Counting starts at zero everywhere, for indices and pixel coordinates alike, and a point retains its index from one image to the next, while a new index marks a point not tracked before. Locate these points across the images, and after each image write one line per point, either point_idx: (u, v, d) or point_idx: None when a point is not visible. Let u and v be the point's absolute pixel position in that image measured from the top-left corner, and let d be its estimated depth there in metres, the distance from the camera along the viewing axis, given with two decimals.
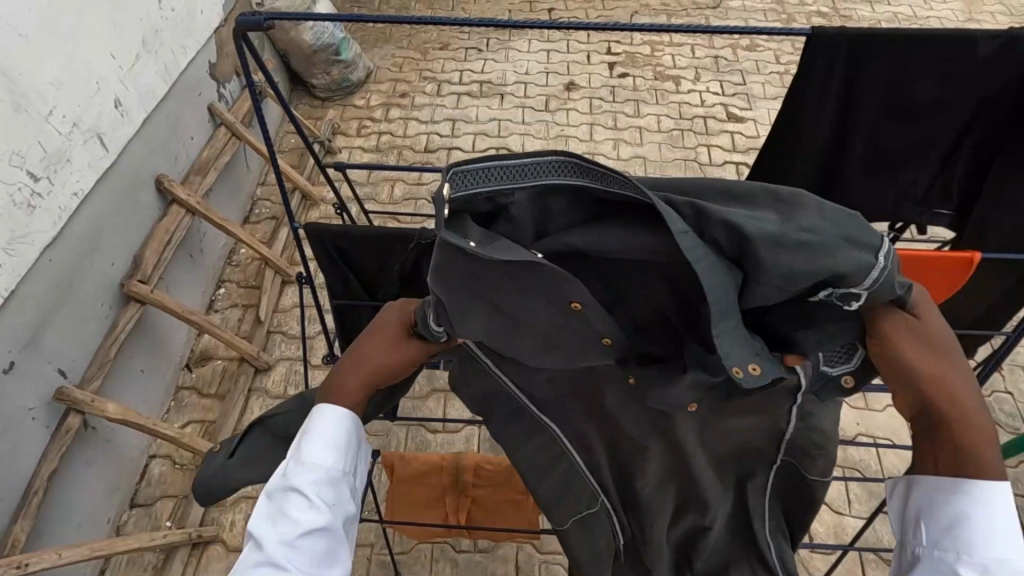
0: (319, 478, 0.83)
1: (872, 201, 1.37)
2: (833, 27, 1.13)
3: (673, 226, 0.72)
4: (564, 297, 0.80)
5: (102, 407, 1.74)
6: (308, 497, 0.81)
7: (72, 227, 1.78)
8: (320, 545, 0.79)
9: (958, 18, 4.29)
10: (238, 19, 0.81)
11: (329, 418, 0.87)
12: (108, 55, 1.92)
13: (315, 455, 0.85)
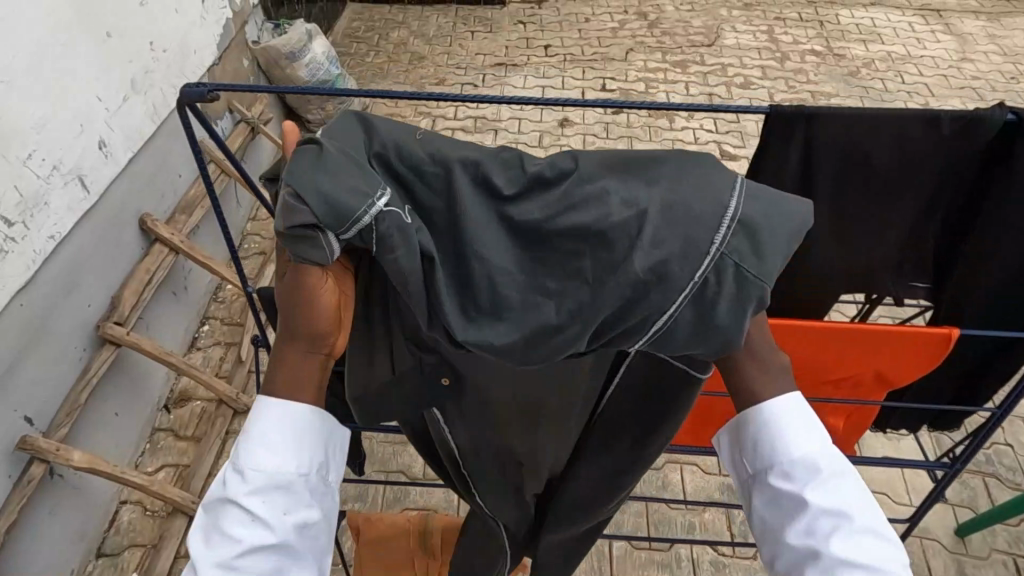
0: (268, 486, 0.78)
1: (840, 272, 1.32)
2: (786, 107, 1.11)
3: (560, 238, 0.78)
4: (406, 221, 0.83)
5: (68, 457, 1.69)
6: (248, 510, 0.77)
7: (47, 270, 1.76)
8: (268, 560, 0.76)
9: (951, 58, 4.31)
10: (182, 91, 0.79)
11: (273, 416, 0.82)
12: (94, 97, 1.93)
13: (254, 463, 0.79)
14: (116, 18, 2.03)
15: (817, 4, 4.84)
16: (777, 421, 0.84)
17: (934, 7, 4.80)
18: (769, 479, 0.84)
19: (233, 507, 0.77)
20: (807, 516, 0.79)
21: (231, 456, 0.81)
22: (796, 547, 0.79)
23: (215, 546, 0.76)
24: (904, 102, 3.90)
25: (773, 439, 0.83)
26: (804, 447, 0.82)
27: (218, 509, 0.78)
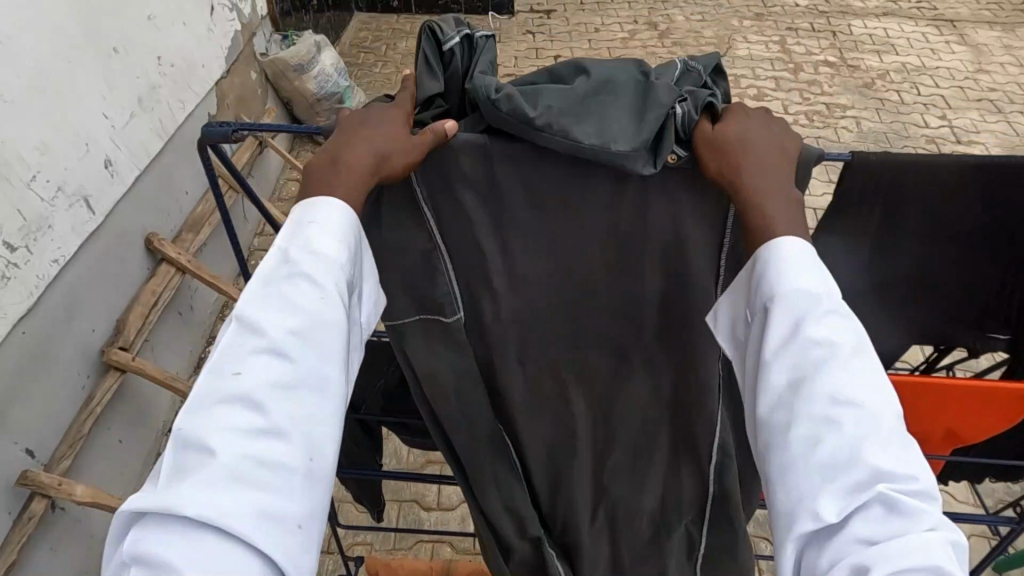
0: (340, 264, 0.74)
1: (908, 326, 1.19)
2: (872, 157, 0.92)
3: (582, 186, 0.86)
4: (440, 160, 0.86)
5: (70, 491, 1.62)
6: (315, 285, 0.71)
7: (50, 295, 1.69)
8: (333, 344, 0.71)
9: (967, 69, 4.25)
10: (203, 132, 0.82)
11: (335, 209, 0.76)
12: (99, 114, 1.87)
13: (321, 239, 0.74)
14: (122, 34, 1.97)
15: (829, 14, 4.78)
16: (787, 249, 0.72)
17: (947, 18, 4.75)
18: (769, 311, 0.73)
19: (300, 278, 0.71)
20: (803, 351, 0.68)
21: (292, 230, 0.75)
22: (780, 385, 0.69)
23: (283, 313, 0.69)
24: (921, 114, 3.83)
25: (781, 266, 0.72)
26: (814, 278, 0.70)
27: (283, 278, 0.71)
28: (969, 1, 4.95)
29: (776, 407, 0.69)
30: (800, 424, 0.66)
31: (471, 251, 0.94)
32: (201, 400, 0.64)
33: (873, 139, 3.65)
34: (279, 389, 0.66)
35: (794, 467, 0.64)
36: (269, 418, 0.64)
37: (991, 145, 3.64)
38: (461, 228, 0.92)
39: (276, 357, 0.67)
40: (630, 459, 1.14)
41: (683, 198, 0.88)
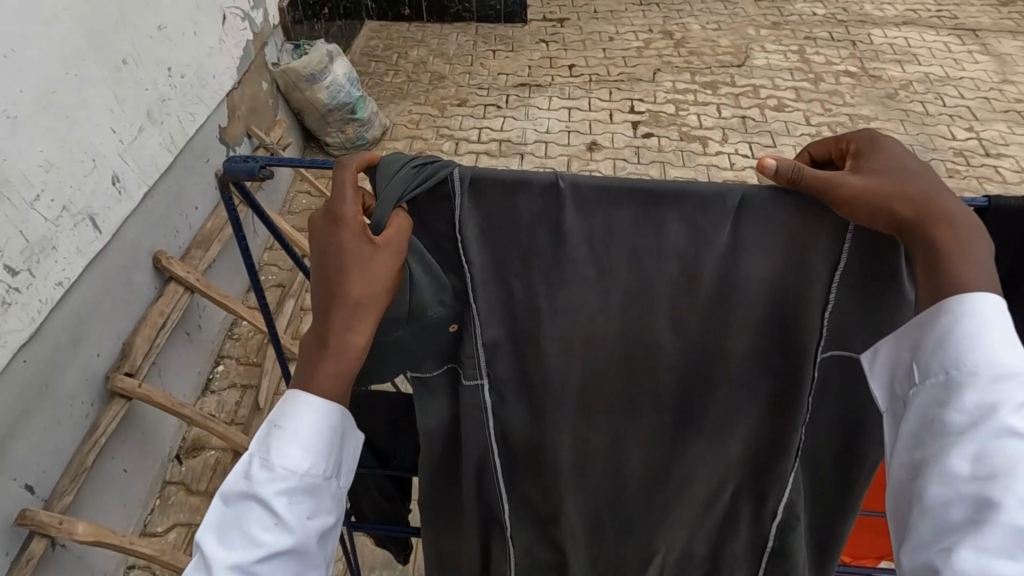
0: (294, 488, 0.71)
1: None
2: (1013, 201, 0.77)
3: (652, 241, 0.79)
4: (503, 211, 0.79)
5: (72, 530, 1.52)
6: (274, 514, 0.69)
7: (53, 320, 1.60)
8: (287, 568, 0.69)
9: (992, 79, 4.15)
10: (227, 166, 0.74)
11: (304, 407, 0.73)
12: (108, 129, 1.79)
13: (282, 461, 0.71)
14: (131, 45, 1.90)
15: (847, 23, 4.69)
16: (980, 316, 0.68)
17: (969, 27, 4.65)
18: (951, 391, 0.69)
19: (257, 503, 0.70)
20: (992, 439, 0.65)
21: (257, 446, 0.73)
22: (963, 477, 0.66)
23: (230, 549, 0.68)
24: (947, 126, 3.73)
25: (972, 333, 0.67)
26: (1011, 361, 0.68)
27: (240, 504, 0.71)
28: (990, 10, 4.85)
29: (946, 497, 0.67)
30: (990, 526, 0.63)
31: (522, 295, 0.84)
32: None
33: None
34: None
35: (959, 569, 0.62)
36: None
37: (1022, 158, 3.52)
38: (509, 271, 0.83)
39: None
40: (688, 526, 1.03)
41: (775, 235, 0.78)
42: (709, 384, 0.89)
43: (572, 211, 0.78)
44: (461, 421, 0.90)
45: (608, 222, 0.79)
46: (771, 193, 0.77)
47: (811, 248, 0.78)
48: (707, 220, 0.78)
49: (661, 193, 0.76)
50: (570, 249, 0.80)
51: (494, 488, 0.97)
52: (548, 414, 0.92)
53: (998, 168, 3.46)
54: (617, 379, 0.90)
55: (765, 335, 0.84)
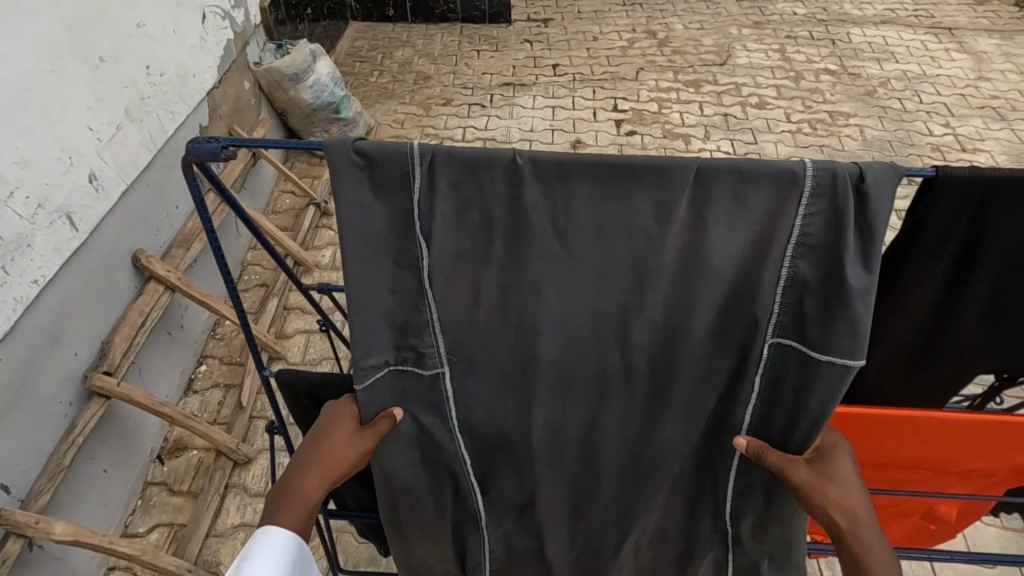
0: None
1: (983, 354, 1.10)
2: (961, 167, 0.84)
3: (614, 214, 0.81)
4: (475, 185, 0.81)
5: (49, 530, 1.50)
6: None
7: (30, 318, 1.59)
8: None
9: (968, 76, 4.22)
10: (189, 146, 0.75)
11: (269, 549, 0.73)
12: (85, 126, 1.78)
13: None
14: (110, 42, 1.89)
15: (828, 22, 4.76)
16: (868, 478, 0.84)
17: (945, 26, 4.74)
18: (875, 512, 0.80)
19: None
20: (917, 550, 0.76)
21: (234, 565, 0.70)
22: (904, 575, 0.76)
23: None
24: (924, 122, 3.79)
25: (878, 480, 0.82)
26: None
27: None
28: (966, 9, 4.94)
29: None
30: None
31: (490, 274, 0.86)
32: None
33: (878, 147, 3.60)
34: None
35: None
36: None
37: (997, 153, 3.59)
38: (476, 251, 0.85)
39: None
40: (665, 501, 1.05)
41: (730, 208, 0.80)
42: (676, 364, 0.91)
43: (534, 189, 0.81)
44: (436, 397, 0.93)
45: (570, 191, 0.81)
46: (721, 166, 0.78)
47: (768, 221, 0.80)
48: (666, 198, 0.80)
49: (615, 165, 0.78)
50: (536, 228, 0.83)
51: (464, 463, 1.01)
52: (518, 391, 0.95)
53: (974, 163, 3.53)
54: (588, 362, 0.92)
55: (725, 312, 0.87)
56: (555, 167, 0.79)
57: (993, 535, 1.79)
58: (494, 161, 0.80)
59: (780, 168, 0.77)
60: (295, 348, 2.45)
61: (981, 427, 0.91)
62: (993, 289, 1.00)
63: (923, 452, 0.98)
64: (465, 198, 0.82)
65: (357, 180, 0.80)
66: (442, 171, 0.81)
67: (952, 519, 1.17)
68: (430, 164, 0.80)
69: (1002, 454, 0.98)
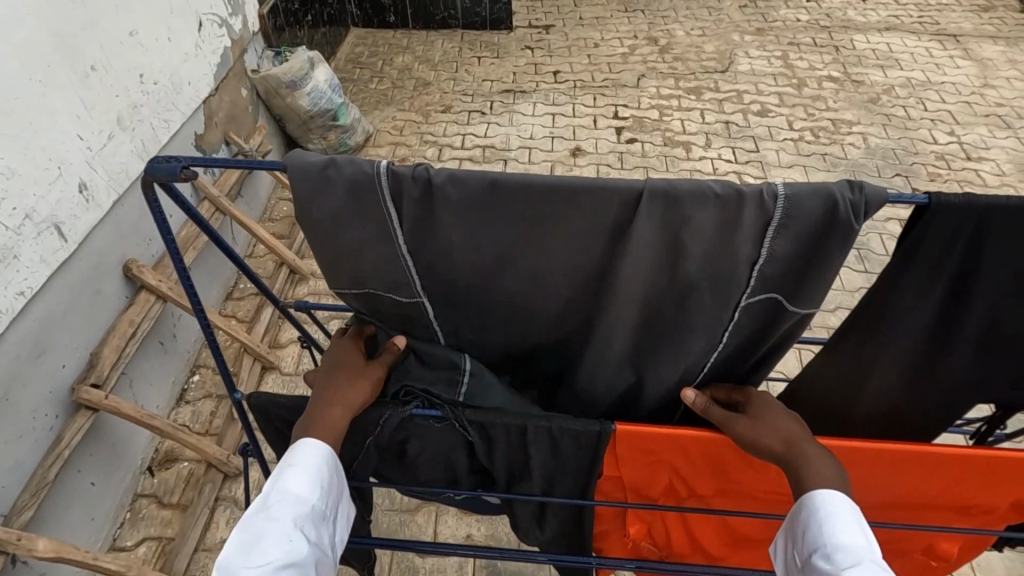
0: (307, 515, 0.85)
1: (982, 384, 1.06)
2: (959, 196, 0.81)
3: (548, 232, 0.91)
4: (430, 203, 0.89)
5: (31, 547, 1.48)
6: (288, 535, 0.82)
7: (14, 330, 1.57)
8: None
9: (973, 83, 4.17)
10: (151, 166, 0.83)
11: (318, 455, 0.88)
12: (75, 135, 1.76)
13: (298, 495, 0.85)
14: (102, 51, 1.88)
15: (831, 29, 4.72)
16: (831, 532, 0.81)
17: (950, 32, 4.69)
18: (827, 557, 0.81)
19: (278, 526, 0.82)
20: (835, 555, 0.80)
21: (268, 479, 0.86)
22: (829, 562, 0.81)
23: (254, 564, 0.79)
24: (929, 130, 3.75)
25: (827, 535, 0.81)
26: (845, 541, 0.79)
27: (259, 530, 0.82)
28: (971, 16, 4.90)
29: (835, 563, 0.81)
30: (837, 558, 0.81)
31: (461, 267, 0.99)
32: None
33: (882, 156, 3.56)
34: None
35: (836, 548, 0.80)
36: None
37: (1002, 162, 3.55)
38: (438, 253, 0.97)
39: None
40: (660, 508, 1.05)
41: (653, 227, 0.89)
42: (654, 329, 1.05)
43: (496, 200, 0.88)
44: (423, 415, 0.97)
45: (513, 211, 0.89)
46: (640, 191, 0.84)
47: (700, 228, 0.87)
48: (638, 217, 0.87)
49: (540, 192, 0.86)
50: (505, 230, 0.92)
51: (468, 421, 0.96)
52: (516, 417, 0.94)
53: (979, 172, 3.48)
54: (547, 317, 1.09)
55: (680, 292, 0.98)
56: (494, 191, 0.86)
57: (996, 559, 1.74)
58: (441, 178, 0.86)
59: (706, 193, 0.84)
60: (288, 358, 2.42)
61: (970, 462, 0.89)
62: (994, 321, 0.96)
63: (921, 486, 0.96)
64: (439, 204, 0.89)
65: (323, 193, 0.87)
66: (394, 192, 0.88)
67: (955, 555, 1.14)
68: (384, 183, 0.86)
69: (994, 488, 0.95)
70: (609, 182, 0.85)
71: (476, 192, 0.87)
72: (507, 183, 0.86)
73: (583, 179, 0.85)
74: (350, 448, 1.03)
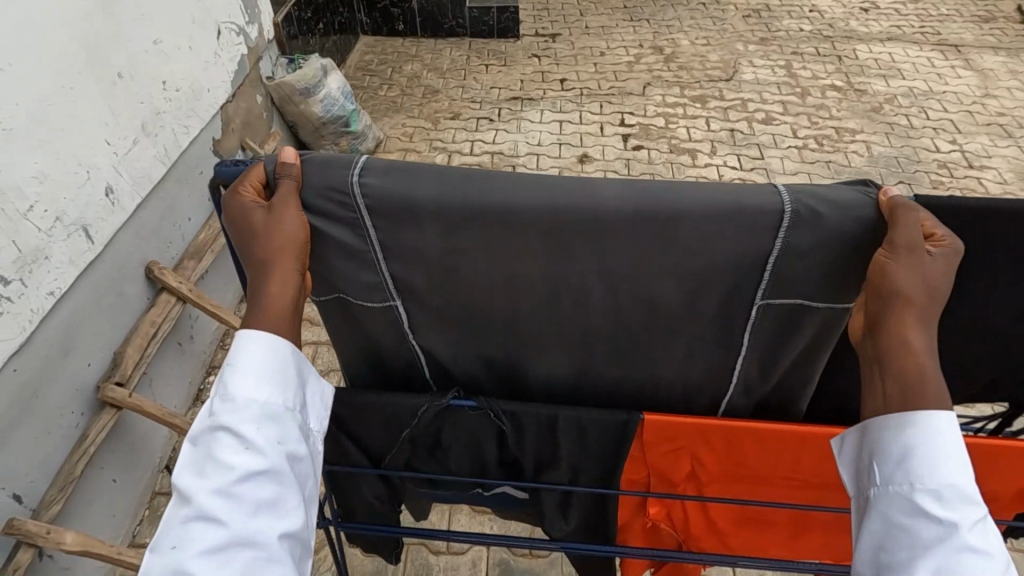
0: (262, 414, 0.86)
1: None
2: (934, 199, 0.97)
3: (585, 231, 0.96)
4: (486, 202, 0.95)
5: (60, 540, 1.52)
6: (244, 439, 0.84)
7: (43, 330, 1.61)
8: (266, 484, 0.84)
9: (974, 93, 4.23)
10: (221, 169, 1.00)
11: (265, 353, 0.90)
12: (102, 140, 1.82)
13: (249, 395, 0.87)
14: (128, 59, 1.94)
15: (833, 39, 4.79)
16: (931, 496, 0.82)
17: (951, 43, 4.75)
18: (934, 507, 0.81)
19: (228, 432, 0.84)
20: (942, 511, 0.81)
21: (215, 390, 0.88)
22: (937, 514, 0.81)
23: (210, 477, 0.82)
24: (931, 138, 3.80)
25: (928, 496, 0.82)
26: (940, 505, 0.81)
27: (210, 440, 0.85)
28: (972, 27, 4.97)
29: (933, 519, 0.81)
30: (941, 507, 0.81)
31: (506, 279, 1.04)
32: (215, 500, 0.80)
33: (885, 164, 3.61)
34: (245, 480, 0.82)
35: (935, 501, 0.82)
36: (263, 489, 0.83)
37: (1004, 170, 3.59)
38: (481, 267, 1.03)
39: (239, 488, 0.81)
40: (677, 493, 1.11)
41: (686, 228, 0.94)
42: (681, 337, 1.10)
43: (535, 202, 0.94)
44: (456, 404, 1.03)
45: (556, 211, 0.94)
46: (675, 192, 0.94)
47: (731, 231, 0.94)
48: (658, 227, 0.94)
49: (577, 189, 0.94)
50: (555, 235, 0.97)
51: (500, 409, 1.01)
52: (545, 406, 1.00)
53: (981, 180, 3.53)
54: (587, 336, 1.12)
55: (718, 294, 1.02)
56: (537, 187, 0.95)
57: None
58: (500, 178, 0.96)
59: (755, 197, 0.93)
60: None
61: (975, 450, 0.94)
62: None
63: None
64: (464, 210, 0.96)
65: (396, 188, 0.96)
66: (460, 200, 0.95)
67: None
68: (446, 182, 0.96)
69: (1004, 478, 0.99)
70: (658, 186, 0.94)
71: (527, 187, 0.95)
72: (552, 184, 0.95)
73: (621, 181, 0.95)
74: (383, 438, 1.08)
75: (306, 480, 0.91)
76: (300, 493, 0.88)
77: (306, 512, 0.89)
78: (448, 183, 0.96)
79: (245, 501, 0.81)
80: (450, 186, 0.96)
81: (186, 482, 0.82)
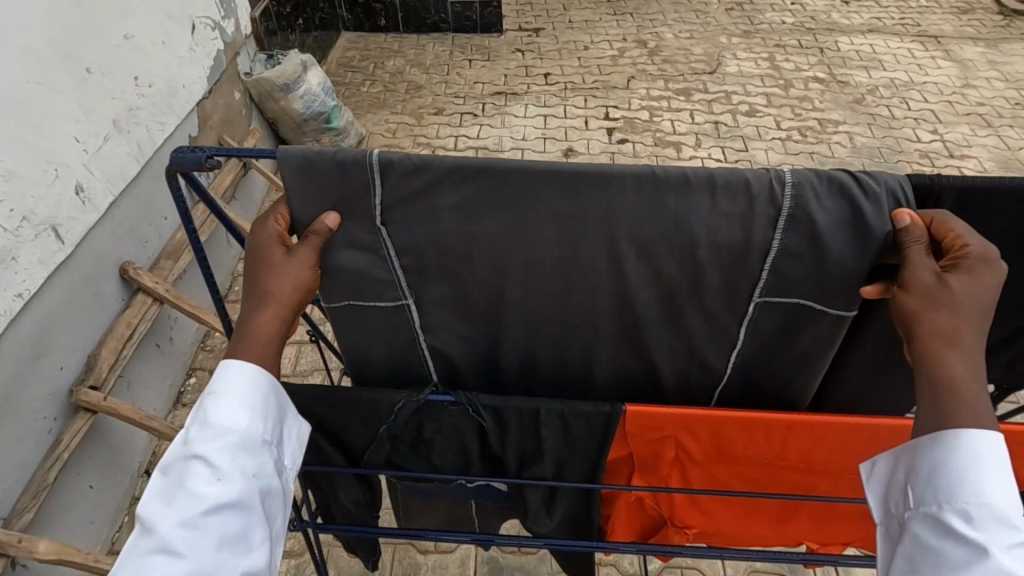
0: (236, 445, 0.84)
1: None
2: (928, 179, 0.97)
3: (593, 215, 0.98)
4: (492, 186, 0.96)
5: (33, 548, 1.47)
6: (215, 469, 0.81)
7: (13, 332, 1.56)
8: (232, 518, 0.81)
9: (954, 83, 4.27)
10: (177, 157, 0.94)
11: (239, 378, 0.87)
12: (72, 137, 1.76)
13: (224, 424, 0.84)
14: (98, 53, 1.88)
15: (815, 31, 4.81)
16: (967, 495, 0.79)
17: (931, 34, 4.79)
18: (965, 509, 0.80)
19: (199, 462, 0.82)
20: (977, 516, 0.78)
21: (193, 417, 0.85)
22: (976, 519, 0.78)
23: (175, 507, 0.79)
24: (912, 128, 3.83)
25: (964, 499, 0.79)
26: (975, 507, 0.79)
27: (181, 468, 0.82)
28: (951, 18, 5.01)
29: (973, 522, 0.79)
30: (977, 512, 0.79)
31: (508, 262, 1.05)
32: (179, 532, 0.77)
33: (867, 154, 3.63)
34: (211, 514, 0.79)
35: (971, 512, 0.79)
36: (229, 523, 0.80)
37: (984, 159, 3.63)
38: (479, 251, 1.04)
39: (205, 520, 0.79)
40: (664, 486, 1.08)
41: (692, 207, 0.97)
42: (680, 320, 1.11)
43: (547, 185, 0.96)
44: (434, 400, 1.01)
45: (568, 190, 0.96)
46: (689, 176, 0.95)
47: (736, 208, 0.96)
48: (665, 205, 0.97)
49: (585, 172, 0.95)
50: (556, 215, 0.99)
51: (481, 404, 0.99)
52: (527, 400, 0.98)
53: (962, 169, 3.56)
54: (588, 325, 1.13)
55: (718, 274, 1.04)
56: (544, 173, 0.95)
57: None
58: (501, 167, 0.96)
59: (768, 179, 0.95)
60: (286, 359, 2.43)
61: None
62: None
63: None
64: (470, 193, 0.97)
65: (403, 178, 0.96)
66: (469, 187, 0.97)
67: None
68: (448, 173, 0.95)
69: None
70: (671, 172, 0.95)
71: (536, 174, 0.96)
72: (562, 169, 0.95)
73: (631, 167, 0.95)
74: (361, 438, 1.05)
75: (276, 512, 0.89)
76: (268, 529, 0.86)
77: (269, 548, 0.86)
78: (450, 173, 0.95)
79: (208, 535, 0.79)
80: (452, 176, 0.96)
81: (151, 511, 0.80)
